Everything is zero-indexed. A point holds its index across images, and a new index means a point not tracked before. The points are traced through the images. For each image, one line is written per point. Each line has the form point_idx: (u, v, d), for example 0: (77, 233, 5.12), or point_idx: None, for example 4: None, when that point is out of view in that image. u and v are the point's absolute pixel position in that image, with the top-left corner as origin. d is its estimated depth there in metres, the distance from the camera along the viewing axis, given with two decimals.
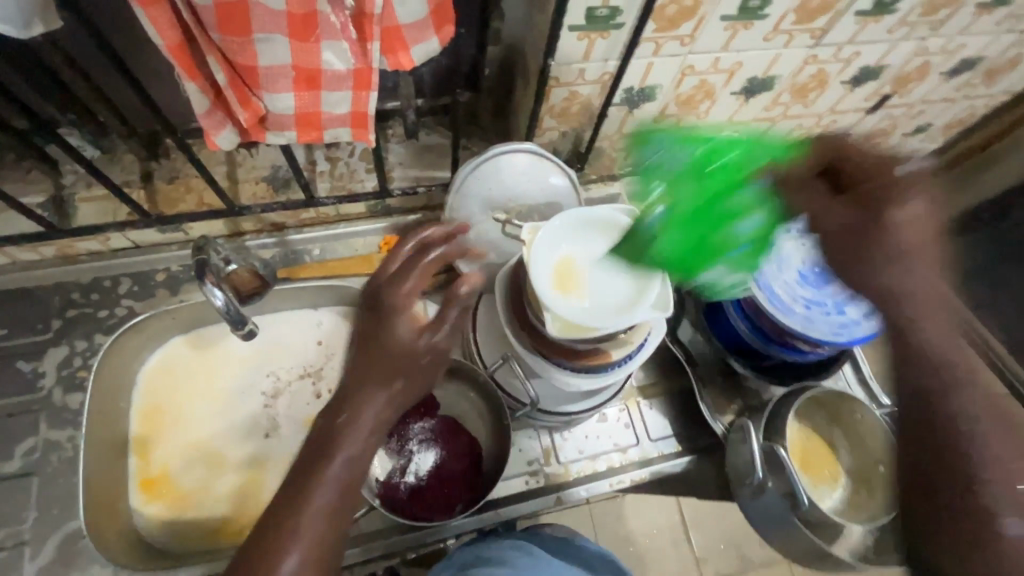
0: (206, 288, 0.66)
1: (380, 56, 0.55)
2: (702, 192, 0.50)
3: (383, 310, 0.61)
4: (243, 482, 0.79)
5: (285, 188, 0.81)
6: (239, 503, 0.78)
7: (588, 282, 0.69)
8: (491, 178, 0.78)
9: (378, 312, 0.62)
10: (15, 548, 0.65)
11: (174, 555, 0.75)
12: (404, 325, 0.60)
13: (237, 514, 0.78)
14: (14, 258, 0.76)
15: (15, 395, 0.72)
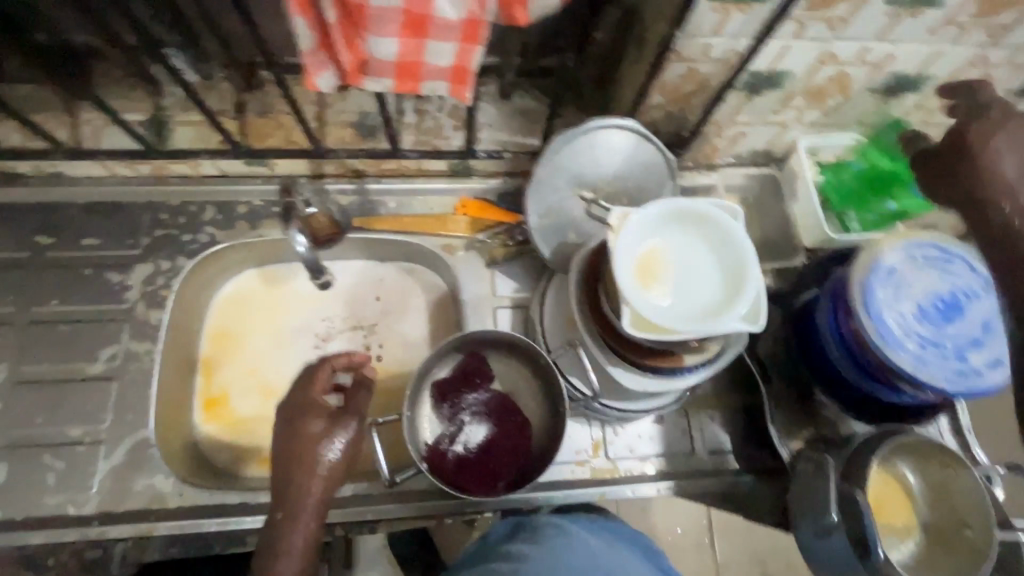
0: (290, 234, 0.73)
1: (495, 8, 0.51)
2: (898, 155, 0.76)
3: (305, 414, 0.62)
4: None
5: (371, 136, 0.79)
6: None
7: (672, 279, 0.64)
8: (584, 153, 0.72)
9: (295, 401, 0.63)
10: (91, 445, 0.69)
11: (224, 476, 0.77)
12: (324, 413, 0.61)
13: None
14: (113, 172, 0.79)
15: (102, 302, 0.75)
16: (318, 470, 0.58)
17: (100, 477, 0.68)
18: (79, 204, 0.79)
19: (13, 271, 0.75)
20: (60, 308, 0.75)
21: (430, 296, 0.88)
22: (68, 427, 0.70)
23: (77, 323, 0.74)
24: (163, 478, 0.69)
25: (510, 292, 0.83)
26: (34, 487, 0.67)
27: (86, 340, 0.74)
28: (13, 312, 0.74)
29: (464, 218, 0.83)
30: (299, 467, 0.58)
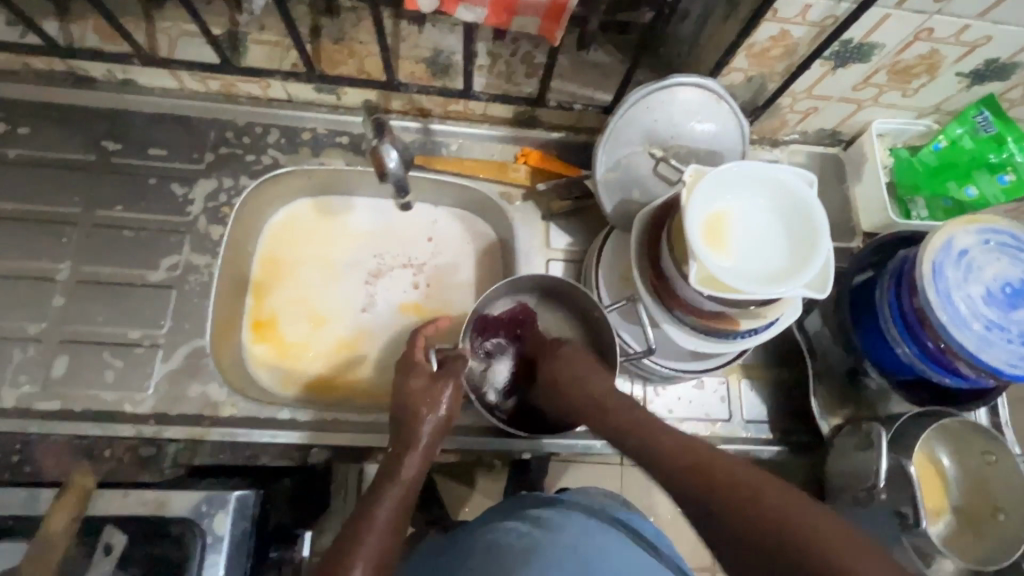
0: (384, 149, 0.74)
1: None
2: (989, 139, 0.74)
3: (405, 372, 0.67)
4: (342, 347, 0.82)
5: (443, 75, 0.79)
6: (335, 365, 0.82)
7: (741, 240, 0.65)
8: (658, 110, 0.72)
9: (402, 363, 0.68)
10: (149, 348, 0.71)
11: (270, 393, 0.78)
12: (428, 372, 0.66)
13: (332, 375, 0.81)
14: (183, 86, 0.79)
15: (165, 213, 0.76)
16: (426, 424, 0.63)
17: (155, 379, 0.70)
18: (146, 114, 0.79)
19: (80, 173, 0.76)
20: (124, 214, 0.75)
21: (480, 243, 0.89)
22: (127, 329, 0.71)
23: (140, 230, 0.75)
24: (218, 386, 0.71)
25: (563, 246, 0.83)
26: (93, 382, 0.69)
27: (147, 247, 0.75)
28: (78, 213, 0.75)
29: (525, 167, 0.83)
30: (411, 419, 0.63)
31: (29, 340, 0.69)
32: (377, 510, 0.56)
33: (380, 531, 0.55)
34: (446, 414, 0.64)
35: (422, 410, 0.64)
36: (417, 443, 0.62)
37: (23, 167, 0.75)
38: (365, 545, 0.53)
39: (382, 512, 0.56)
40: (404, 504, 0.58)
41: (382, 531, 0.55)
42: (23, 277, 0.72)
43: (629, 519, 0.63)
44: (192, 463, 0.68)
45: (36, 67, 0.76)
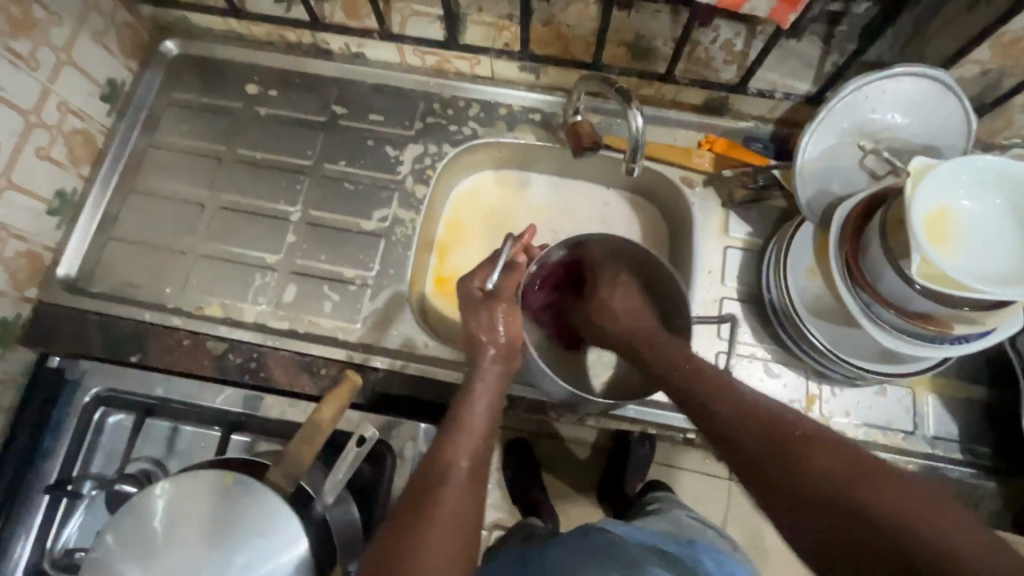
0: (631, 109, 0.69)
1: None
2: None
3: (473, 311, 0.65)
4: None
5: (643, 59, 0.81)
6: None
7: (967, 239, 0.61)
8: (877, 99, 0.69)
9: (474, 300, 0.66)
10: (360, 287, 0.80)
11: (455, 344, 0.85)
12: (487, 313, 0.65)
13: None
14: (403, 60, 0.88)
15: (379, 170, 0.86)
16: (492, 354, 0.64)
17: (363, 315, 0.79)
18: (370, 84, 0.89)
19: (313, 131, 0.88)
20: (346, 168, 0.86)
21: (647, 228, 0.91)
22: (343, 268, 0.81)
23: (358, 184, 0.85)
24: (416, 328, 0.78)
25: (741, 234, 0.82)
26: (315, 310, 0.79)
27: (363, 199, 0.84)
28: (309, 165, 0.86)
29: (709, 154, 0.83)
30: (471, 383, 0.64)
31: (266, 268, 0.81)
32: (452, 471, 0.57)
33: (456, 487, 0.56)
34: (508, 341, 0.65)
35: (485, 337, 0.64)
36: (479, 400, 0.62)
37: (270, 123, 0.88)
38: (451, 503, 0.55)
39: (462, 464, 0.58)
40: (476, 454, 0.59)
41: (461, 482, 0.56)
42: (266, 215, 0.84)
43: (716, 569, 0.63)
44: (387, 393, 0.76)
45: (288, 38, 0.89)
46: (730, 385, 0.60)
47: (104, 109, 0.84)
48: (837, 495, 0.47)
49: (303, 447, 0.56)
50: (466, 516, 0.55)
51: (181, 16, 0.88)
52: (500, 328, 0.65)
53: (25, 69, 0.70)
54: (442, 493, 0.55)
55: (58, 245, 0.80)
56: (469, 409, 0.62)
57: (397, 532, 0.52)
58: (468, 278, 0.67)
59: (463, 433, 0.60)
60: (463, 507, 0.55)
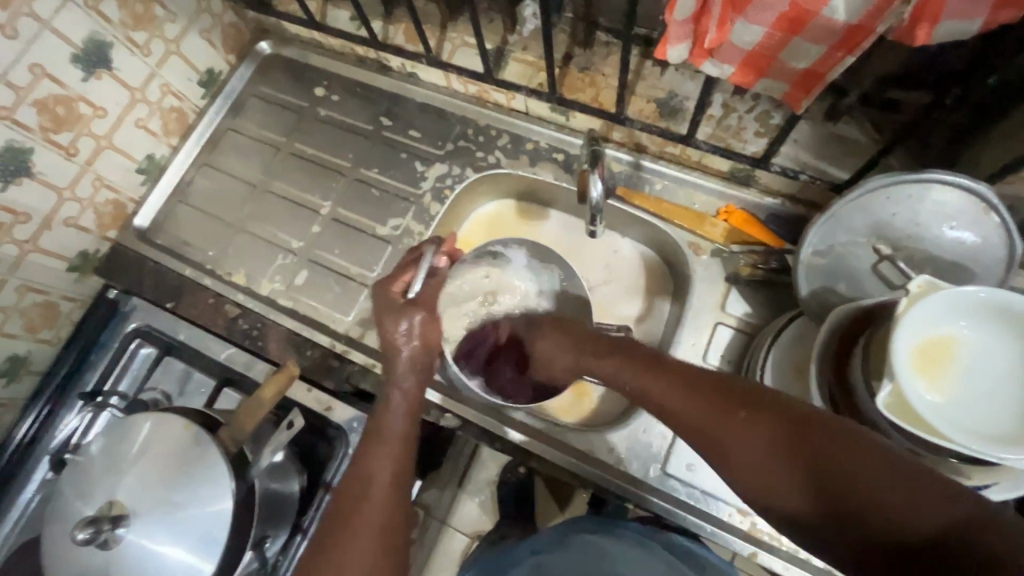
0: (592, 175, 0.72)
1: (895, 24, 0.48)
2: None
3: (390, 314, 0.68)
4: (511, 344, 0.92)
5: (670, 117, 0.80)
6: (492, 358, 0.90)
7: (964, 379, 0.54)
8: (901, 204, 0.63)
9: (389, 303, 0.69)
10: (360, 285, 0.87)
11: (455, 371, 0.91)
12: (402, 320, 0.67)
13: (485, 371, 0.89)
14: (449, 85, 0.94)
15: (404, 182, 0.93)
16: (404, 357, 0.67)
17: (357, 311, 0.86)
18: (417, 102, 0.97)
19: (360, 136, 0.97)
20: (377, 175, 0.94)
21: (652, 285, 0.89)
22: (351, 265, 0.89)
23: (383, 191, 0.93)
24: None
25: (739, 312, 0.79)
26: (317, 297, 0.87)
27: (384, 205, 0.92)
28: (348, 166, 0.95)
29: (723, 224, 0.80)
30: (390, 389, 0.66)
31: (289, 251, 0.91)
32: (371, 481, 0.60)
33: (375, 501, 0.59)
34: (425, 343, 0.68)
35: (404, 347, 0.68)
36: (396, 406, 0.66)
37: (327, 124, 0.99)
38: (372, 513, 0.58)
39: (382, 475, 0.60)
40: (397, 458, 0.62)
41: (383, 494, 0.59)
42: (301, 204, 0.94)
43: (694, 549, 0.69)
44: (358, 386, 0.82)
45: (357, 52, 0.99)
46: (717, 383, 0.56)
47: (199, 92, 0.99)
48: (869, 499, 0.45)
49: (244, 417, 0.66)
50: (388, 522, 0.58)
51: (276, 23, 1.02)
52: (415, 332, 0.68)
53: (139, 54, 0.86)
54: (364, 504, 0.58)
55: (141, 199, 0.96)
56: (387, 420, 0.64)
57: (319, 547, 0.56)
58: (389, 282, 0.70)
59: (383, 442, 0.63)
60: (384, 517, 0.58)
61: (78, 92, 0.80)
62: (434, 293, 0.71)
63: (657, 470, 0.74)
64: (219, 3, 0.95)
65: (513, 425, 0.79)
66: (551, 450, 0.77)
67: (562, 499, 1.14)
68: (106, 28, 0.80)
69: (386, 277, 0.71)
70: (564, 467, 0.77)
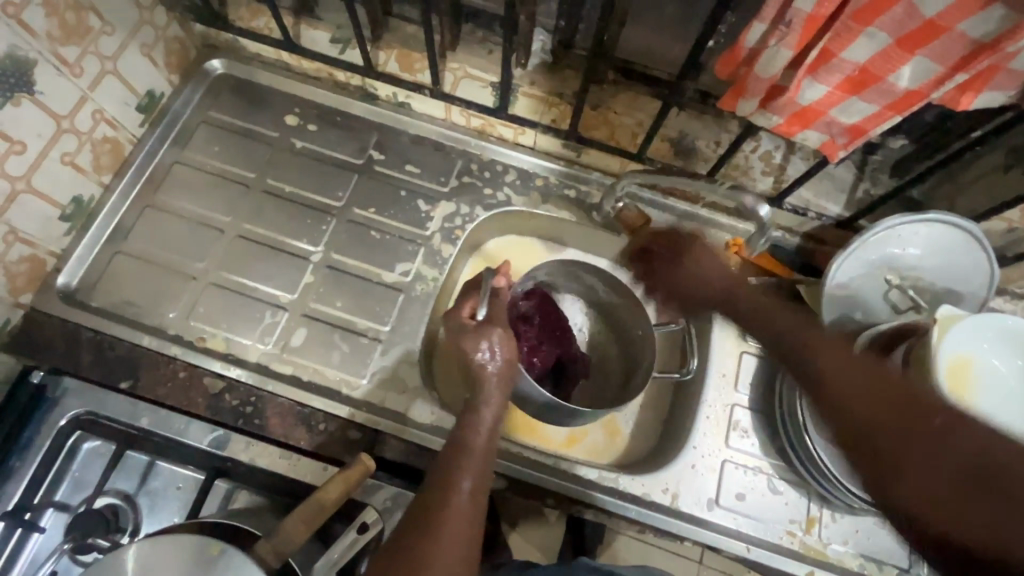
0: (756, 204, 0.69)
1: (947, 89, 0.53)
2: None
3: (463, 337, 0.65)
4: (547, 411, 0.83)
5: (685, 157, 0.83)
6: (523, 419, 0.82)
7: (987, 393, 0.62)
8: (908, 239, 0.72)
9: (466, 326, 0.65)
10: (372, 341, 0.78)
11: None
12: (479, 339, 0.63)
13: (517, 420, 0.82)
14: (447, 117, 0.88)
15: (407, 222, 0.85)
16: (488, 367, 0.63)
17: (371, 370, 0.76)
18: (410, 134, 0.89)
19: (347, 171, 0.87)
20: (374, 216, 0.85)
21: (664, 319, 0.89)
22: (357, 318, 0.79)
23: (384, 233, 0.84)
24: (422, 392, 0.76)
25: (759, 342, 0.83)
26: (321, 358, 0.76)
27: (388, 250, 0.83)
28: (338, 206, 0.85)
29: (735, 257, 0.83)
30: (476, 403, 0.63)
31: (279, 307, 0.78)
32: (455, 491, 0.57)
33: (456, 517, 0.56)
34: (507, 358, 0.64)
35: (480, 354, 0.63)
36: (485, 419, 0.62)
37: (304, 158, 0.87)
38: (455, 532, 0.55)
39: (465, 486, 0.58)
40: (480, 477, 0.59)
41: (464, 508, 0.57)
42: (286, 250, 0.82)
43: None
44: (384, 458, 0.72)
45: (336, 77, 0.89)
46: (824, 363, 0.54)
47: (137, 118, 0.81)
48: (952, 454, 0.42)
49: (299, 526, 0.54)
50: (467, 538, 0.56)
51: (231, 38, 0.87)
52: (496, 346, 0.64)
53: (68, 75, 0.69)
54: (445, 520, 0.56)
55: (65, 251, 0.77)
56: (470, 430, 0.62)
57: None
58: (457, 309, 0.69)
59: (466, 454, 0.60)
60: (461, 540, 0.55)
61: None
62: (502, 313, 0.69)
63: (710, 504, 0.75)
64: (162, 14, 0.80)
65: (574, 476, 0.76)
66: (605, 497, 0.75)
67: (544, 531, 1.03)
68: (28, 42, 0.63)
69: (449, 319, 0.68)
70: (620, 515, 0.75)
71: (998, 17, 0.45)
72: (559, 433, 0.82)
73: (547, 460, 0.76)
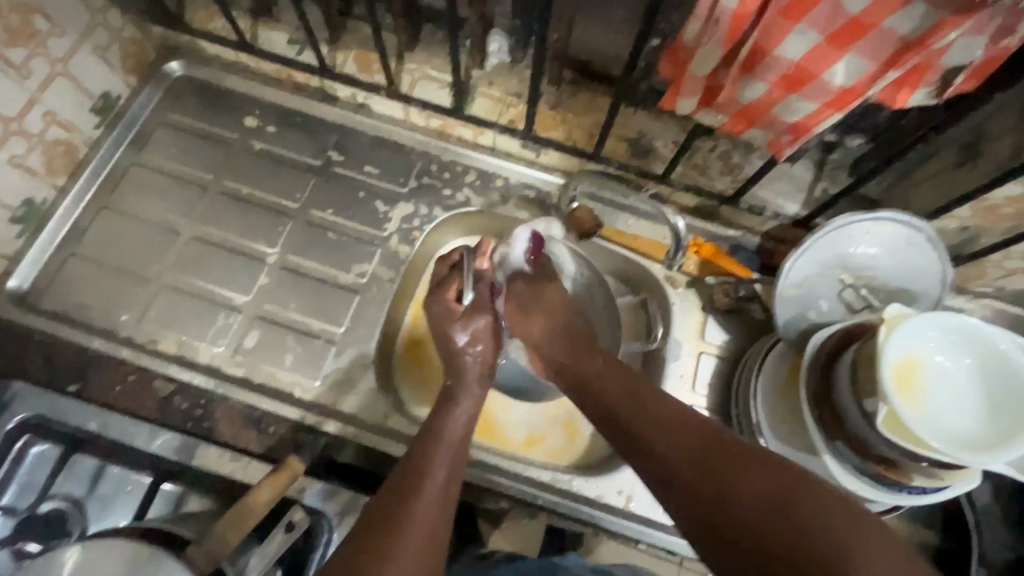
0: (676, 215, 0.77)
1: (884, 86, 0.52)
2: None
3: (447, 323, 0.71)
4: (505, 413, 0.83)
5: (642, 157, 0.82)
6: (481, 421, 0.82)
7: (936, 392, 0.62)
8: (860, 238, 0.72)
9: (448, 309, 0.71)
10: (326, 343, 0.77)
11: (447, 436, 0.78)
12: (462, 325, 0.70)
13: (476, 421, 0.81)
14: (407, 118, 0.88)
15: (365, 224, 0.84)
16: (470, 357, 0.70)
17: (325, 373, 0.76)
18: (370, 135, 0.89)
19: (306, 173, 0.86)
20: (332, 218, 0.84)
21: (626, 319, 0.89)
22: (312, 320, 0.79)
23: (342, 234, 0.83)
24: (375, 393, 0.75)
25: (718, 341, 0.83)
26: (275, 360, 0.76)
27: (346, 251, 0.82)
28: (295, 208, 0.84)
29: (695, 258, 0.84)
30: (459, 396, 0.66)
31: (232, 309, 0.78)
32: (431, 474, 0.56)
33: (429, 498, 0.54)
34: (487, 345, 0.71)
35: (471, 344, 0.70)
36: (461, 409, 0.65)
37: (263, 160, 0.87)
38: (426, 511, 0.53)
39: (440, 472, 0.57)
40: (454, 463, 0.58)
41: (437, 490, 0.55)
42: (242, 253, 0.81)
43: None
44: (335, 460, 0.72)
45: (295, 78, 0.88)
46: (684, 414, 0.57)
47: (91, 120, 0.81)
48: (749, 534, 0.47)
49: (231, 529, 0.54)
50: (440, 522, 0.53)
51: (190, 40, 0.87)
52: (476, 332, 0.71)
53: (14, 75, 0.68)
54: (418, 498, 0.53)
55: (17, 253, 0.76)
56: (449, 419, 0.63)
57: (351, 554, 0.49)
58: (441, 289, 0.73)
59: (442, 441, 0.60)
60: (434, 519, 0.52)
61: None
62: (486, 291, 0.74)
63: (665, 506, 0.75)
64: (116, 16, 0.79)
65: (528, 478, 0.75)
66: (560, 498, 0.74)
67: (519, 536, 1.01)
68: None
69: (437, 298, 0.72)
70: (576, 517, 0.74)
71: (922, 13, 0.45)
72: (519, 434, 0.82)
73: (504, 461, 0.76)
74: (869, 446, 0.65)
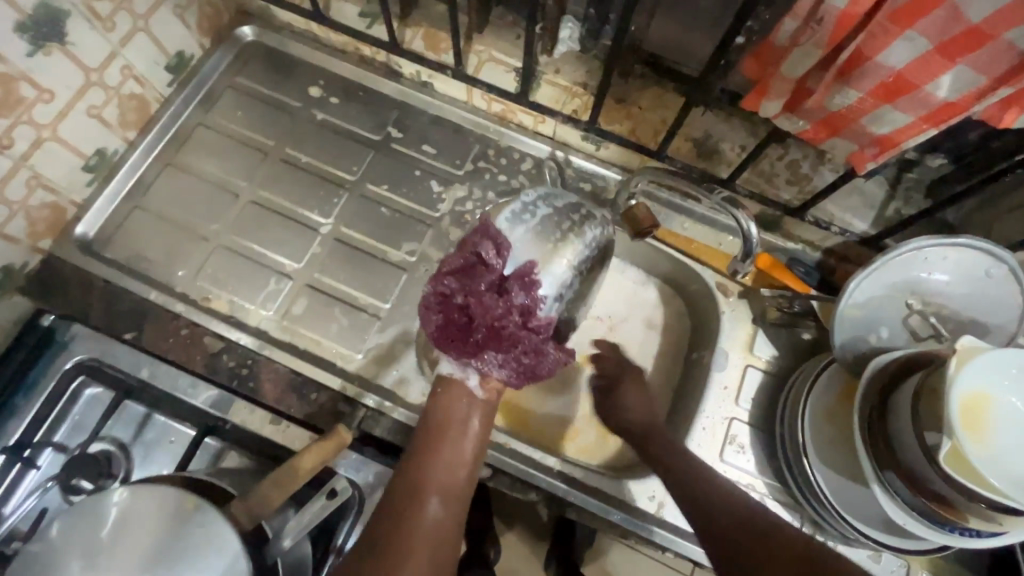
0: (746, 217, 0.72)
1: (989, 104, 0.49)
2: None
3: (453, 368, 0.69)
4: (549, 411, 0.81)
5: (706, 159, 0.80)
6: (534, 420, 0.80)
7: (1003, 432, 0.58)
8: (934, 263, 0.68)
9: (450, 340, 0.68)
10: (371, 317, 0.78)
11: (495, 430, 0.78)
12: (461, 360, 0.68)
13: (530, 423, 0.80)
14: (469, 100, 0.87)
15: (418, 202, 0.84)
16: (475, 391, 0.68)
17: (368, 346, 0.77)
18: (431, 115, 0.89)
19: (365, 147, 0.87)
20: (386, 193, 0.84)
21: (670, 323, 0.87)
22: (359, 294, 0.79)
23: (395, 211, 0.84)
24: (415, 371, 0.76)
25: (765, 355, 0.80)
26: (320, 329, 0.77)
27: (397, 228, 0.83)
28: (351, 180, 0.85)
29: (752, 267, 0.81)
30: (452, 411, 0.66)
31: (284, 274, 0.79)
32: (422, 505, 0.61)
33: (425, 531, 0.59)
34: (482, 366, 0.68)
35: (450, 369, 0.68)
36: (468, 430, 0.66)
37: (324, 130, 0.87)
38: (422, 543, 0.58)
39: (433, 499, 0.61)
40: (447, 487, 0.63)
41: (432, 519, 0.60)
42: (296, 220, 0.82)
43: None
44: (371, 432, 0.73)
45: (363, 52, 0.88)
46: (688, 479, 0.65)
47: (165, 78, 0.83)
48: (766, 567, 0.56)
49: (273, 492, 0.55)
50: (440, 544, 0.59)
51: (264, 6, 0.88)
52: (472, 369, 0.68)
53: (100, 28, 0.70)
54: (413, 531, 0.59)
55: (86, 202, 0.79)
56: (447, 442, 0.65)
57: None
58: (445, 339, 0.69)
59: (438, 465, 0.64)
60: (433, 546, 0.59)
61: (20, 68, 0.63)
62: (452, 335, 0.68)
63: None
64: None
65: (560, 473, 0.75)
66: (590, 499, 0.73)
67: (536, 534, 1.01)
68: None
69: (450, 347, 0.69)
70: (603, 520, 0.74)
71: None
72: (553, 428, 0.80)
73: (537, 454, 0.76)
74: (922, 479, 0.62)
